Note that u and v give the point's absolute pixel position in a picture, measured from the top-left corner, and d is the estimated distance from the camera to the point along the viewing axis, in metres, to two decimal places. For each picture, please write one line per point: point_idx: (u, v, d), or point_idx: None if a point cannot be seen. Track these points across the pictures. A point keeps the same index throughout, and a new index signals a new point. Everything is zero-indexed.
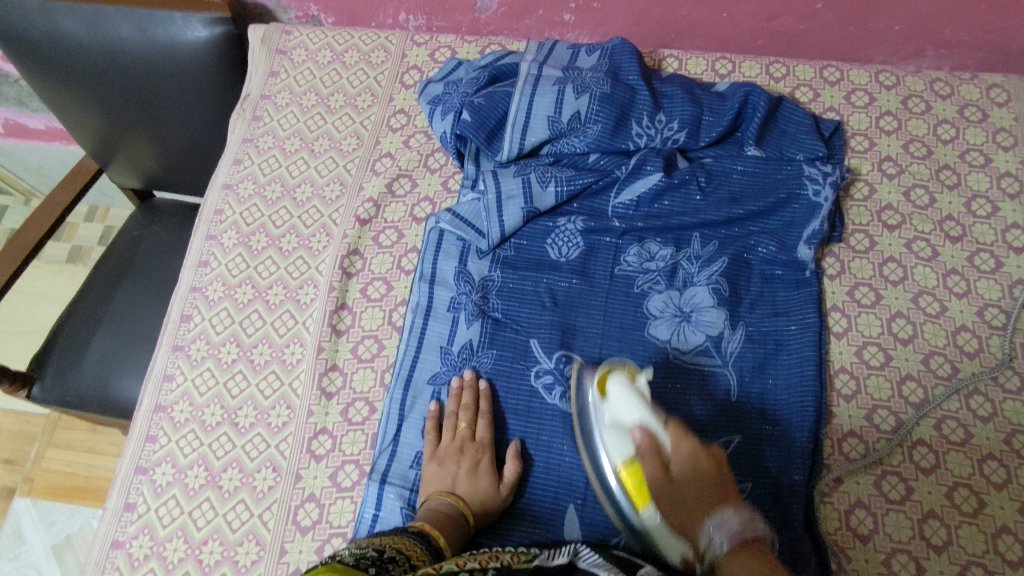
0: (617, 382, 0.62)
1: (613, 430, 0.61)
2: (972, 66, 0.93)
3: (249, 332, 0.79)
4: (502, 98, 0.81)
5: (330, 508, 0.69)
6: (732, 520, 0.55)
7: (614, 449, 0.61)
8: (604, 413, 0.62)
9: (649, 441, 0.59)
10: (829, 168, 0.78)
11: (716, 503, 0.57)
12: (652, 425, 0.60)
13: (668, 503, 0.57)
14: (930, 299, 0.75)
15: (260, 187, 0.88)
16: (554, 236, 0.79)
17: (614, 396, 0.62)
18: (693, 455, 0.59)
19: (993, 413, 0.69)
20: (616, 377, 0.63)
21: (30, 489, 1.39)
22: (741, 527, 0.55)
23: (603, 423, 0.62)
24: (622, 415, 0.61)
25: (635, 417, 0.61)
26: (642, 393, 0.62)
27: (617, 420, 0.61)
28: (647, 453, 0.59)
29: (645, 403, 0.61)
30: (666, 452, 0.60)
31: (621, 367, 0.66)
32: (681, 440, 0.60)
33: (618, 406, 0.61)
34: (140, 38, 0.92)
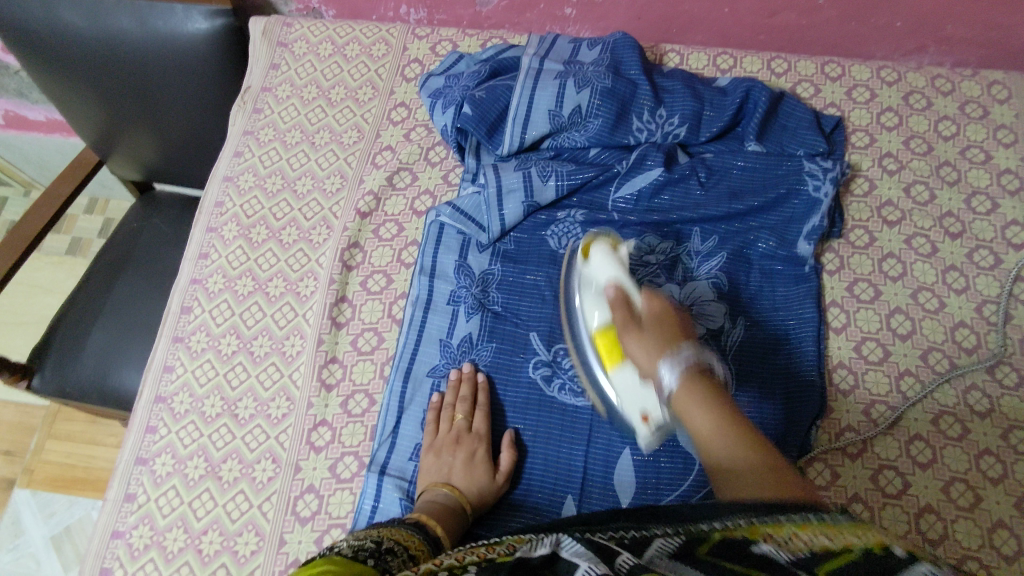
0: (599, 248, 0.67)
1: (593, 292, 0.66)
2: (974, 63, 0.93)
3: (249, 324, 0.79)
4: (503, 91, 0.81)
5: (329, 499, 0.69)
6: (688, 349, 0.52)
7: (596, 310, 0.64)
8: (588, 278, 0.67)
9: (618, 294, 0.62)
10: (829, 163, 0.77)
11: (672, 339, 0.55)
12: (623, 282, 0.63)
13: (635, 348, 0.57)
14: (928, 295, 0.76)
15: (261, 180, 0.88)
16: (553, 229, 0.79)
17: (596, 261, 0.67)
18: (661, 311, 0.58)
19: (990, 409, 0.69)
20: (598, 246, 0.68)
21: (30, 480, 1.40)
22: (698, 356, 0.52)
23: (587, 289, 0.67)
24: (598, 274, 0.66)
25: (609, 274, 0.65)
26: (620, 258, 0.67)
27: (596, 281, 0.66)
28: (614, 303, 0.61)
29: (622, 267, 0.65)
30: (637, 305, 0.61)
31: (606, 238, 0.70)
32: (648, 298, 0.60)
33: (598, 268, 0.66)
34: (140, 29, 0.91)
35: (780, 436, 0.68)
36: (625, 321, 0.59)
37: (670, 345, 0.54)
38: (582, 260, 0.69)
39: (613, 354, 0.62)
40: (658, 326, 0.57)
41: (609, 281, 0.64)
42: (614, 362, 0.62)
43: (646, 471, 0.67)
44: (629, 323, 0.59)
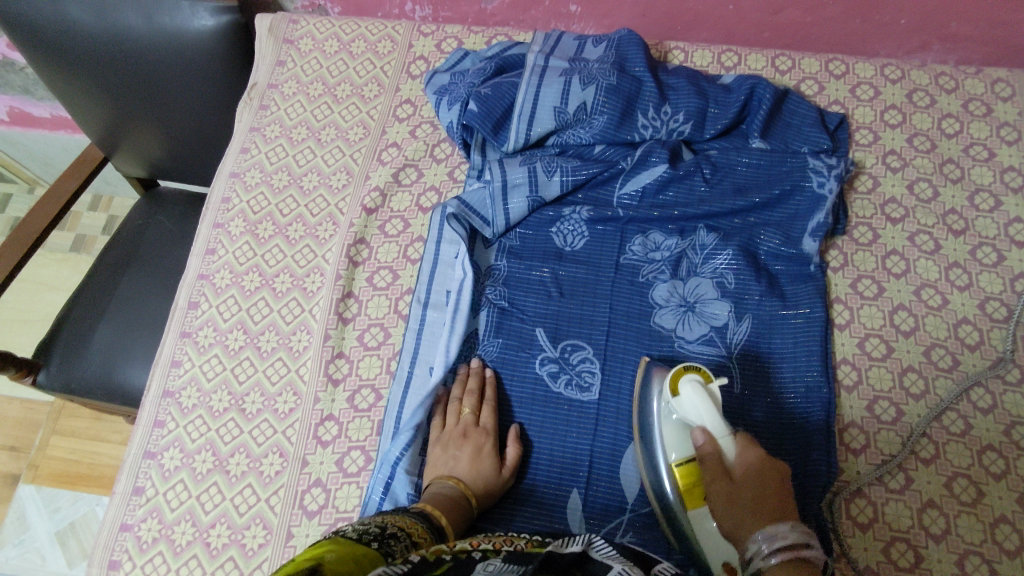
0: (691, 382, 0.62)
1: (675, 425, 0.63)
2: (978, 61, 0.94)
3: (256, 319, 0.79)
4: (508, 89, 0.82)
5: (335, 493, 0.69)
6: (785, 525, 0.52)
7: (673, 446, 0.63)
8: (672, 410, 0.63)
9: (711, 449, 0.59)
10: (833, 161, 0.78)
11: (763, 513, 0.54)
12: (711, 429, 0.60)
13: (718, 499, 0.57)
14: (932, 292, 0.76)
15: (268, 176, 0.89)
16: (560, 225, 0.80)
17: (685, 398, 0.61)
18: (756, 463, 0.58)
19: (993, 405, 0.70)
20: (690, 377, 0.62)
21: (35, 476, 1.40)
22: (801, 537, 0.51)
23: (671, 417, 0.63)
24: (689, 413, 0.61)
25: (700, 420, 0.61)
26: (713, 396, 0.61)
27: (684, 417, 0.62)
28: (708, 456, 0.59)
29: (716, 409, 0.61)
30: (728, 458, 0.59)
31: (697, 368, 0.64)
32: (744, 448, 0.59)
33: (687, 406, 0.61)
34: (147, 26, 0.92)
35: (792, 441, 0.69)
36: (715, 470, 0.58)
37: (764, 519, 0.54)
38: (669, 390, 0.64)
39: (691, 494, 0.61)
40: (753, 489, 0.56)
41: (699, 426, 0.60)
42: (694, 502, 0.61)
43: None
44: (723, 474, 0.58)
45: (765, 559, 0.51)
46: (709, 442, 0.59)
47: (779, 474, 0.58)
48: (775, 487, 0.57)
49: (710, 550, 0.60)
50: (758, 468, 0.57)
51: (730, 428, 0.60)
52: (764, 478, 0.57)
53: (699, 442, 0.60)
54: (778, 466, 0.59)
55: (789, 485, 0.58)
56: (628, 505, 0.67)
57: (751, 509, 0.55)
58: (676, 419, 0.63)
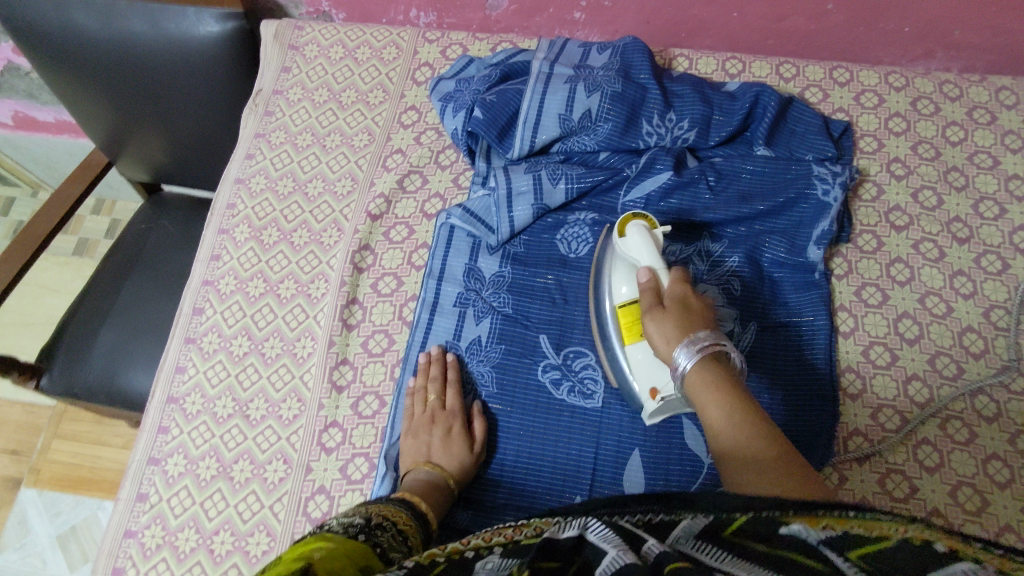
0: (636, 227, 0.67)
1: (624, 266, 0.67)
2: (982, 68, 0.94)
3: (260, 325, 0.79)
4: (514, 96, 0.82)
5: (339, 500, 0.69)
6: (704, 334, 0.56)
7: (624, 286, 0.67)
8: (623, 252, 0.68)
9: (651, 283, 0.64)
10: (838, 169, 0.78)
11: (692, 324, 0.58)
12: (654, 266, 0.65)
13: (655, 330, 0.60)
14: (936, 300, 0.76)
15: (272, 182, 0.89)
16: (564, 232, 0.80)
17: (631, 240, 0.67)
18: (682, 295, 0.62)
19: (998, 413, 0.70)
20: (635, 224, 0.68)
21: (37, 480, 1.40)
22: (716, 340, 0.56)
23: (620, 262, 0.68)
24: (634, 254, 0.67)
25: (646, 260, 0.66)
26: (656, 239, 0.67)
27: (631, 260, 0.67)
28: (647, 288, 0.63)
29: (656, 250, 0.66)
30: (664, 288, 0.64)
31: (644, 216, 0.70)
32: (678, 282, 0.63)
33: (633, 247, 0.67)
34: (153, 32, 0.93)
35: (800, 451, 0.68)
36: (651, 303, 0.62)
37: (683, 335, 0.57)
38: (616, 236, 0.69)
39: (631, 330, 0.65)
40: (681, 309, 0.60)
41: (645, 265, 0.65)
42: (631, 338, 0.65)
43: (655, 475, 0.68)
44: (654, 297, 0.62)
45: (684, 364, 0.55)
46: (651, 279, 0.64)
47: (707, 304, 0.62)
48: (702, 312, 0.60)
49: (642, 376, 0.64)
50: (685, 296, 0.61)
51: (670, 270, 0.66)
52: (689, 304, 0.61)
53: (643, 280, 0.64)
54: (707, 300, 0.62)
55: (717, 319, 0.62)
56: None
57: (679, 326, 0.58)
58: (625, 265, 0.68)
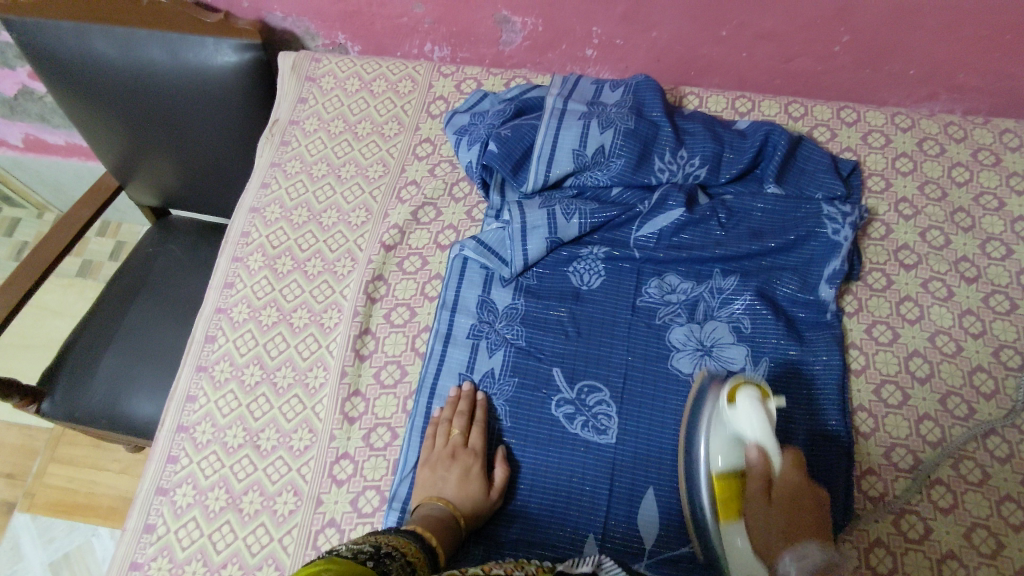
0: (748, 396, 0.62)
1: (727, 437, 0.63)
2: (985, 110, 0.96)
3: (272, 355, 0.79)
4: (528, 131, 0.83)
5: (350, 534, 0.69)
6: (815, 550, 0.54)
7: (720, 455, 0.63)
8: (727, 419, 0.63)
9: (762, 466, 0.60)
10: (847, 209, 0.79)
11: (801, 530, 0.57)
12: (767, 449, 0.60)
13: (749, 518, 0.60)
14: (946, 339, 0.77)
15: (287, 212, 0.90)
16: (577, 265, 0.81)
17: (741, 409, 0.61)
18: (797, 483, 0.59)
19: (1010, 454, 0.70)
20: (747, 391, 0.62)
21: (31, 505, 1.38)
22: (825, 559, 0.54)
23: (723, 427, 0.63)
24: (743, 426, 0.61)
25: (755, 436, 0.61)
26: (769, 412, 0.62)
27: (737, 428, 0.62)
28: (756, 475, 0.60)
29: (768, 423, 0.61)
30: (774, 474, 0.60)
31: (755, 383, 0.64)
32: (792, 468, 0.60)
33: (742, 418, 0.61)
34: (171, 60, 0.95)
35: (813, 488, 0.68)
36: (761, 491, 0.59)
37: (796, 539, 0.56)
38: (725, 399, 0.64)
39: (727, 509, 0.61)
40: (790, 505, 0.58)
41: (754, 440, 0.61)
42: (727, 517, 0.61)
43: (670, 513, 0.68)
44: (764, 496, 0.59)
45: (786, 568, 0.54)
46: (762, 461, 0.60)
47: (816, 506, 0.59)
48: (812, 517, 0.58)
49: (739, 564, 0.60)
50: (797, 497, 0.59)
51: (778, 447, 0.61)
52: (800, 501, 0.58)
53: (755, 460, 0.60)
54: (818, 496, 0.60)
55: (825, 516, 0.60)
56: (646, 552, 0.66)
57: (783, 535, 0.57)
58: (730, 433, 0.63)
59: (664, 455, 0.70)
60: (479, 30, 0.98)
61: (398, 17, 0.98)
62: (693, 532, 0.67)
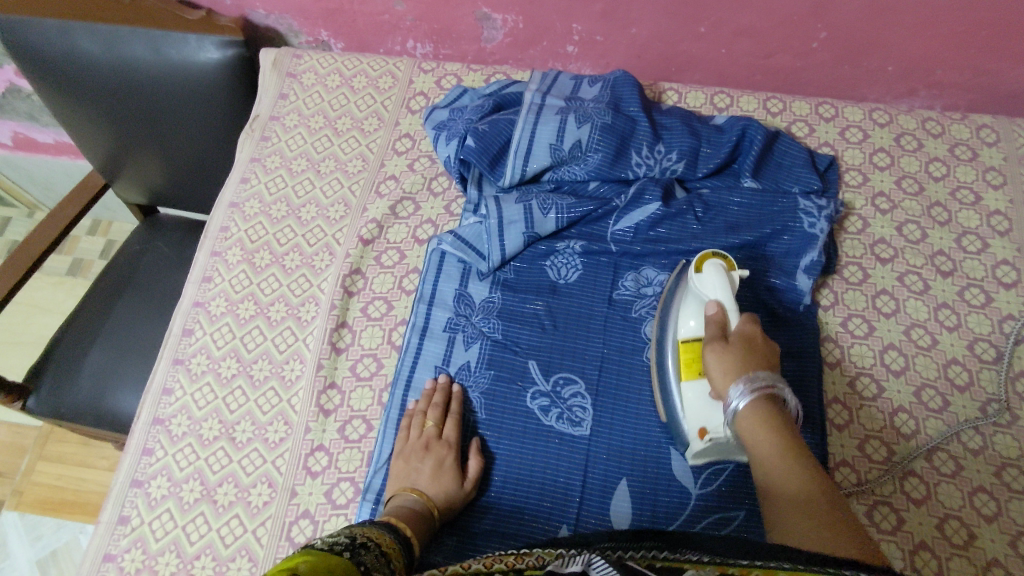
0: (713, 265, 0.68)
1: (693, 303, 0.68)
2: (964, 107, 0.96)
3: (249, 347, 0.79)
4: (506, 125, 0.84)
5: (324, 525, 0.69)
6: (761, 372, 0.58)
7: (690, 319, 0.67)
8: (693, 289, 0.69)
9: (718, 316, 0.65)
10: (823, 202, 0.79)
11: (750, 360, 0.60)
12: (724, 304, 0.66)
13: (714, 360, 0.62)
14: (921, 332, 0.77)
15: (266, 206, 0.90)
16: (554, 259, 0.81)
17: (705, 278, 0.68)
18: (751, 335, 0.63)
19: (984, 446, 0.70)
20: (710, 262, 0.68)
21: (19, 503, 1.38)
22: (772, 381, 0.58)
23: (690, 296, 0.69)
24: (704, 290, 0.67)
25: (715, 296, 0.66)
26: (731, 280, 0.67)
27: (702, 294, 0.67)
28: (714, 322, 0.64)
29: (728, 288, 0.67)
30: (729, 328, 0.65)
31: (722, 257, 0.70)
32: (748, 325, 0.64)
33: (705, 283, 0.67)
34: (154, 57, 0.95)
35: None
36: (715, 336, 0.63)
37: (744, 369, 0.60)
38: (692, 271, 0.70)
39: (689, 365, 0.65)
40: (744, 346, 0.62)
41: (715, 300, 0.66)
42: (688, 373, 0.65)
43: (643, 504, 0.68)
44: (719, 339, 0.63)
45: (735, 402, 0.58)
46: (718, 313, 0.65)
47: (773, 349, 0.63)
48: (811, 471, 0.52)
49: (693, 414, 0.64)
50: (752, 337, 0.63)
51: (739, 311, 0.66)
52: (754, 345, 0.62)
53: (711, 313, 0.65)
54: (775, 348, 0.64)
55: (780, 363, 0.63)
56: None
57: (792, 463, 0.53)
58: (694, 299, 0.68)
59: (638, 448, 0.71)
60: (460, 27, 0.98)
61: (380, 14, 0.98)
62: (665, 522, 0.67)
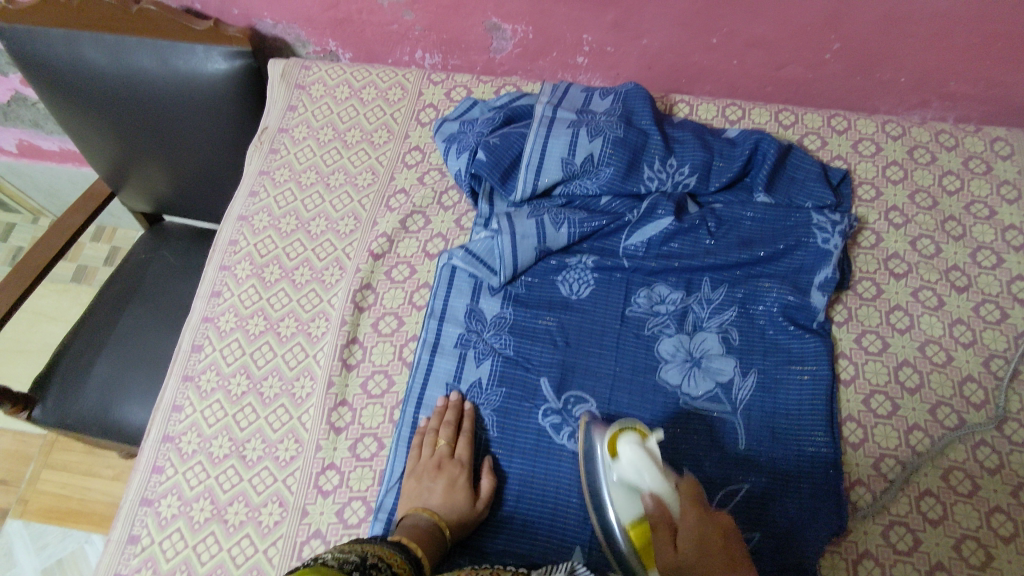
0: (630, 443, 0.61)
1: (623, 488, 0.61)
2: (977, 118, 0.95)
3: (259, 364, 0.79)
4: (517, 139, 0.83)
5: (335, 545, 0.68)
6: None
7: (624, 508, 0.61)
8: (613, 468, 0.62)
9: (659, 509, 0.58)
10: (836, 217, 0.79)
11: (710, 556, 0.53)
12: (659, 490, 0.59)
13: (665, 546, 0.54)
14: (936, 348, 0.76)
15: (275, 220, 0.89)
16: (565, 274, 0.80)
17: (625, 458, 0.61)
18: (697, 529, 0.55)
19: (1000, 465, 0.70)
20: (627, 439, 0.62)
21: (24, 511, 1.38)
22: None
23: (614, 480, 0.62)
24: (632, 476, 0.60)
25: (646, 482, 0.59)
26: (653, 455, 0.61)
27: (626, 479, 0.61)
28: (653, 512, 0.58)
29: (653, 463, 0.60)
30: (674, 515, 0.58)
31: (633, 426, 0.64)
32: (688, 509, 0.57)
33: (626, 466, 0.60)
34: (161, 68, 0.95)
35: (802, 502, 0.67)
36: (663, 530, 0.56)
37: (706, 557, 0.52)
38: (608, 454, 0.63)
39: (646, 554, 0.59)
40: (696, 541, 0.54)
41: (647, 488, 0.59)
42: (647, 563, 0.58)
43: None
44: (668, 538, 0.55)
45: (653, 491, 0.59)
46: (658, 504, 0.58)
47: (722, 521, 0.56)
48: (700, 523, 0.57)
49: None
50: (702, 529, 0.55)
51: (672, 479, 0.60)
52: (706, 538, 0.54)
53: (648, 504, 0.58)
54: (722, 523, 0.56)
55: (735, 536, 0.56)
56: None
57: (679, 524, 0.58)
58: (618, 482, 0.61)
59: None
60: (470, 38, 0.98)
61: (388, 25, 0.98)
62: None
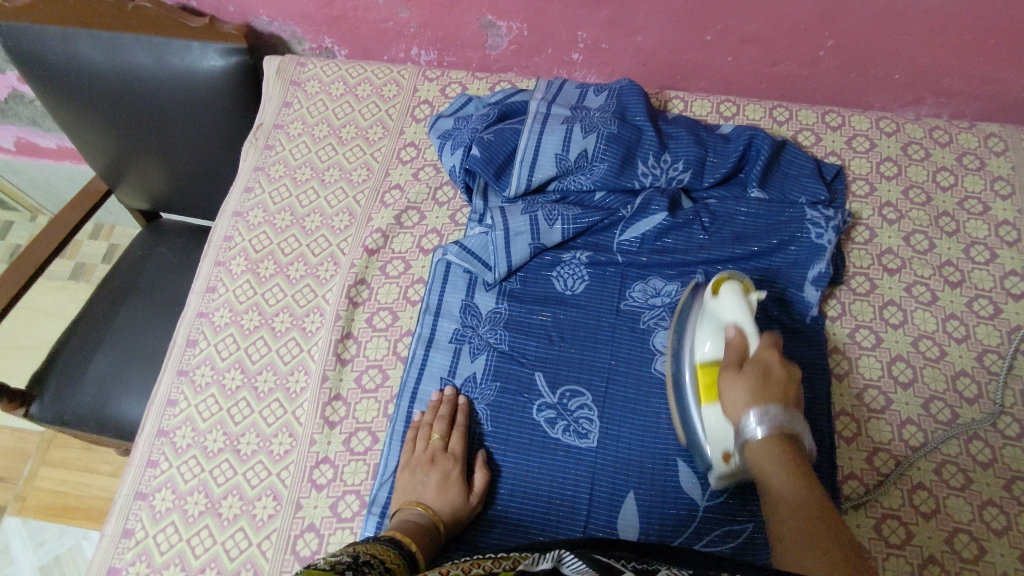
0: (730, 288, 0.66)
1: (711, 326, 0.66)
2: (972, 115, 0.96)
3: (254, 359, 0.79)
4: (511, 135, 0.83)
5: (329, 538, 0.68)
6: (774, 407, 0.56)
7: (707, 342, 0.65)
8: (712, 311, 0.67)
9: (738, 341, 0.62)
10: (830, 212, 0.79)
11: (767, 393, 0.57)
12: (745, 329, 0.63)
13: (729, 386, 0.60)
14: (929, 343, 0.76)
15: (271, 216, 0.90)
16: (560, 269, 0.81)
17: (725, 299, 0.66)
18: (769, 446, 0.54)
19: (993, 459, 0.70)
20: (730, 285, 0.66)
21: (21, 508, 1.38)
22: (786, 419, 0.55)
23: (707, 320, 0.66)
24: (724, 312, 0.65)
25: (733, 317, 0.64)
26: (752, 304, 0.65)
27: (719, 318, 0.65)
28: (732, 347, 0.62)
29: (749, 312, 0.64)
30: (749, 353, 0.62)
31: (740, 279, 0.68)
32: (765, 349, 0.61)
33: (724, 307, 0.65)
34: (156, 65, 0.95)
35: None
36: (732, 363, 0.61)
37: (760, 396, 0.57)
38: (709, 292, 0.68)
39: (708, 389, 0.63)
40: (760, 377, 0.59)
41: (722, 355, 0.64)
42: (706, 397, 0.63)
43: (650, 517, 0.67)
44: (734, 367, 0.61)
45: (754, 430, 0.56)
46: (738, 338, 0.62)
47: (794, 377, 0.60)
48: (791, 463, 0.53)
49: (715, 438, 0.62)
50: (770, 372, 0.59)
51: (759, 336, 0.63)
52: (771, 377, 0.59)
53: (732, 337, 0.63)
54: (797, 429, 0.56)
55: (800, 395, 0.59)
56: None
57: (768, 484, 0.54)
58: (710, 321, 0.66)
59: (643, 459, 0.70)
60: (465, 35, 0.98)
61: (384, 22, 0.98)
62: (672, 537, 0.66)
